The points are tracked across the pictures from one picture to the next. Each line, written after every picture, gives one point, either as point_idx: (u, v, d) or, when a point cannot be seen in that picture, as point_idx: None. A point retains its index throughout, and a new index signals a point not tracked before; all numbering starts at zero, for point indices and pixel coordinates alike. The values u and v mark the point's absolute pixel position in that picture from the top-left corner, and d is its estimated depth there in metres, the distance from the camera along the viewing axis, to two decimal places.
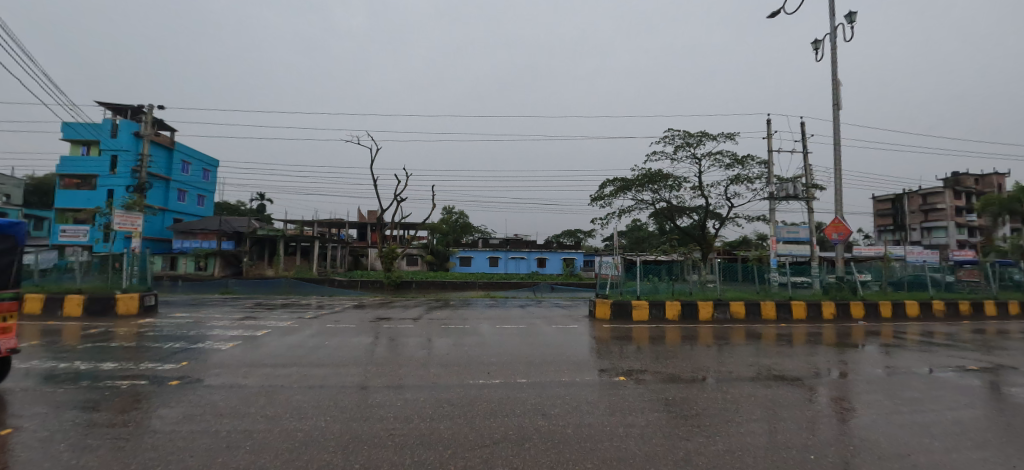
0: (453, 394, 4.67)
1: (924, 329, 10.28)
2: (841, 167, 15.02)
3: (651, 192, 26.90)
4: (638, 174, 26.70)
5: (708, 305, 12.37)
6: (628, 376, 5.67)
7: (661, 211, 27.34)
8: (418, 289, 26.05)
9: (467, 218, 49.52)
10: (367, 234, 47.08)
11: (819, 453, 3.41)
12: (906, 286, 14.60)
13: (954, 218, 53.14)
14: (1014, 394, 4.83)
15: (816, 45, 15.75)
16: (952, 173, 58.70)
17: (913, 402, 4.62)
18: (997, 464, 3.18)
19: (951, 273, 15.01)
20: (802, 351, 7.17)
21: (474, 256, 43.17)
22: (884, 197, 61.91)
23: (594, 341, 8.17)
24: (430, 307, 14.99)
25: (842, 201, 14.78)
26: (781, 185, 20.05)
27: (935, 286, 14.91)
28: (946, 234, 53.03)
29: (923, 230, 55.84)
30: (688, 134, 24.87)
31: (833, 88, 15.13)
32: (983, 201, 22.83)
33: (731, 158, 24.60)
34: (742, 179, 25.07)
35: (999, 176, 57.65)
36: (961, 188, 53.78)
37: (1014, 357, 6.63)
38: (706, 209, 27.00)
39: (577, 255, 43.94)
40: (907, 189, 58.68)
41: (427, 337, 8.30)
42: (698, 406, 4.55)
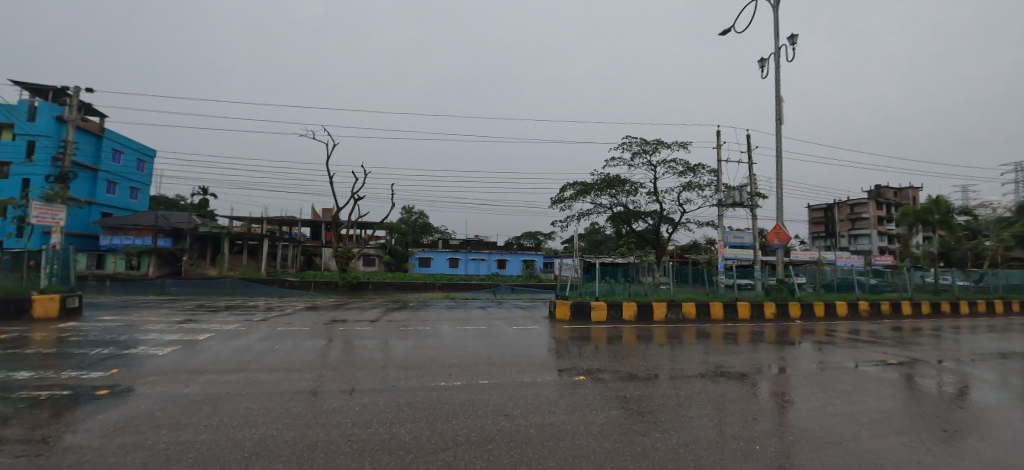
0: (414, 397, 4.56)
1: (853, 327, 11.24)
2: (783, 177, 16.14)
3: (609, 196, 27.71)
4: (598, 178, 27.44)
5: (662, 305, 12.91)
6: (587, 376, 5.78)
7: (618, 214, 28.22)
8: (376, 290, 25.22)
9: (426, 218, 48.76)
10: (321, 233, 45.15)
11: (762, 443, 3.64)
12: (836, 287, 15.96)
13: (877, 227, 59.01)
14: (926, 384, 5.40)
15: (762, 63, 16.89)
16: (875, 185, 65.00)
17: (844, 394, 5.04)
18: (917, 449, 3.53)
19: (873, 276, 16.60)
20: (746, 348, 7.63)
21: (434, 257, 42.57)
22: (818, 206, 67.38)
23: (552, 342, 8.30)
24: (387, 309, 14.59)
25: (782, 209, 15.89)
26: (729, 193, 21.30)
27: (861, 287, 16.41)
28: (869, 241, 58.91)
29: (850, 236, 61.43)
30: (645, 141, 25.86)
31: (776, 103, 16.27)
32: (902, 211, 25.18)
33: (684, 166, 25.79)
34: (694, 186, 26.36)
35: (913, 190, 64.58)
36: (882, 200, 59.75)
37: (925, 351, 7.41)
38: (660, 213, 28.16)
39: (537, 257, 44.30)
40: (838, 200, 64.22)
41: (385, 339, 8.10)
42: (654, 402, 4.73)
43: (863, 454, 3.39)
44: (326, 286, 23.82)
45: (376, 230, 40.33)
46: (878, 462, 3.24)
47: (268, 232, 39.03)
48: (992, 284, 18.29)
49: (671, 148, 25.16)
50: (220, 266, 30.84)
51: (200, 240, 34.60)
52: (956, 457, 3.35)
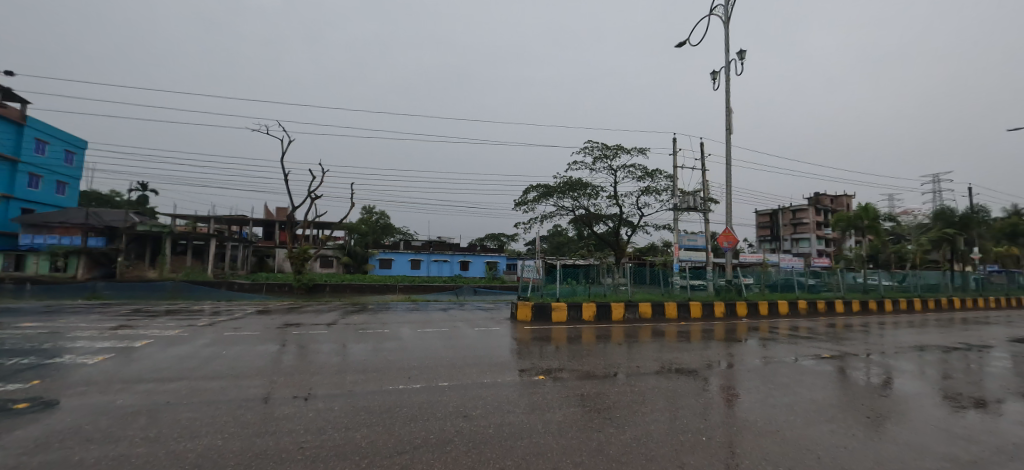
0: (371, 401, 4.44)
1: (793, 324, 12.06)
2: (732, 184, 17.04)
3: (571, 199, 28.26)
4: (560, 181, 27.94)
5: (621, 306, 13.28)
6: (547, 375, 5.84)
7: (580, 217, 28.82)
8: (333, 293, 24.29)
9: (388, 219, 47.83)
10: (275, 233, 43.09)
11: (711, 435, 3.83)
12: (779, 287, 17.01)
13: (816, 231, 63.67)
14: (854, 376, 5.88)
15: (714, 76, 17.78)
16: (814, 193, 70.14)
17: (784, 386, 5.40)
18: (848, 436, 3.83)
19: (812, 277, 17.86)
20: (697, 345, 8.00)
21: (395, 258, 41.71)
22: (765, 211, 71.83)
23: (513, 342, 8.36)
24: (345, 311, 14.16)
25: (732, 214, 16.78)
26: (684, 198, 22.34)
27: (801, 287, 17.57)
28: (809, 244, 63.53)
29: (792, 240, 65.95)
30: (606, 146, 26.59)
31: (726, 114, 17.20)
32: (836, 218, 27.17)
33: (643, 171, 26.75)
34: (651, 190, 27.37)
35: (847, 197, 70.30)
36: (821, 207, 64.58)
37: (854, 345, 8.05)
38: (620, 216, 29.02)
39: (501, 259, 44.42)
40: (782, 206, 68.67)
41: (342, 343, 7.84)
42: (610, 399, 4.86)
43: (800, 440, 3.64)
44: (279, 288, 22.67)
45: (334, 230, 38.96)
46: (812, 448, 3.49)
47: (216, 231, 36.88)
48: (913, 284, 20.13)
49: (630, 154, 26.02)
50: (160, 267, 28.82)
51: (137, 240, 32.21)
52: (879, 442, 3.65)
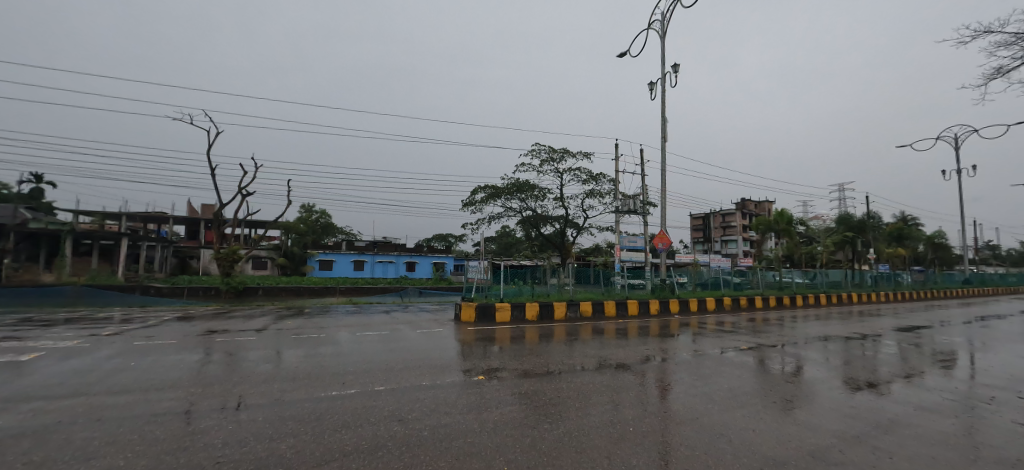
0: (301, 409, 4.23)
1: (718, 319, 13.05)
2: (666, 189, 18.02)
3: (519, 200, 28.66)
4: (508, 183, 28.22)
5: (563, 305, 13.66)
6: (487, 375, 5.89)
7: (527, 218, 29.43)
8: (266, 296, 22.76)
9: (329, 218, 45.88)
10: (200, 232, 39.65)
11: (641, 431, 4.04)
12: (709, 286, 18.30)
13: (742, 234, 69.57)
14: (769, 365, 6.46)
15: (652, 86, 18.74)
16: (741, 198, 76.39)
17: (707, 378, 5.80)
18: (759, 427, 4.23)
19: (737, 276, 19.38)
20: (632, 341, 8.40)
21: (336, 259, 40.15)
22: (698, 214, 77.12)
23: (456, 343, 8.32)
24: (280, 316, 13.36)
25: (666, 217, 17.78)
26: (624, 202, 23.54)
27: (727, 285, 19.02)
28: (735, 246, 69.20)
29: (722, 242, 71.52)
30: (552, 150, 27.23)
31: (663, 123, 18.23)
32: (757, 221, 29.44)
33: (587, 175, 27.71)
34: (596, 194, 28.42)
35: (768, 203, 77.52)
36: (746, 211, 70.59)
37: (769, 337, 8.84)
38: (566, 218, 29.84)
39: (448, 260, 44.21)
40: (714, 210, 74.12)
41: (273, 349, 7.37)
42: (549, 396, 4.98)
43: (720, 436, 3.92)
44: (204, 292, 20.83)
45: (268, 230, 36.35)
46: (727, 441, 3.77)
47: (129, 230, 33.26)
48: (821, 281, 22.49)
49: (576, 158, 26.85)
50: (60, 270, 25.47)
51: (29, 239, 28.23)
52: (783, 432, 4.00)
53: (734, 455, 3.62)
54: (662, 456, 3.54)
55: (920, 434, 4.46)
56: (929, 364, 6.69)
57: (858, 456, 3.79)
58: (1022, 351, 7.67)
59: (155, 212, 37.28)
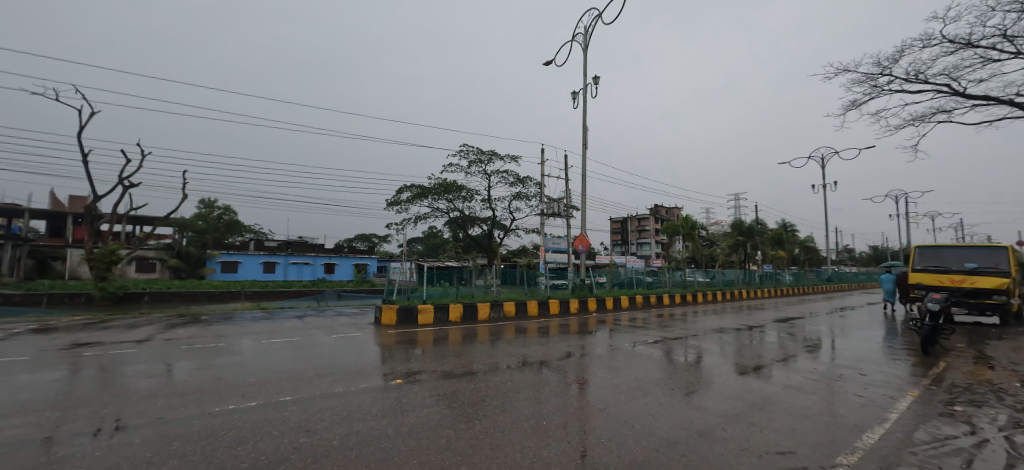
0: (191, 426, 3.83)
1: (631, 316, 14.08)
2: (587, 193, 19.03)
3: (447, 201, 28.84)
4: (435, 184, 28.22)
5: (487, 306, 13.85)
6: (405, 378, 5.82)
7: (455, 220, 29.90)
8: (153, 303, 20.06)
9: (234, 215, 41.85)
10: (68, 229, 33.75)
11: (555, 425, 4.24)
12: (625, 285, 19.71)
13: (655, 237, 76.00)
14: (671, 357, 7.13)
15: (575, 95, 19.67)
16: (655, 205, 83.35)
17: (617, 371, 6.25)
18: (660, 414, 4.65)
19: (650, 275, 21.06)
20: (551, 339, 8.73)
21: (243, 260, 36.60)
22: (617, 219, 82.89)
23: (375, 347, 8.08)
24: (170, 325, 11.87)
25: (586, 220, 18.74)
26: (550, 205, 24.61)
27: (640, 284, 20.63)
28: (649, 248, 75.20)
29: (638, 244, 77.44)
30: (481, 152, 27.57)
31: (585, 131, 19.24)
32: (669, 225, 32.10)
33: (515, 178, 28.45)
34: (522, 196, 29.29)
35: (677, 209, 85.68)
36: (658, 216, 77.26)
37: (671, 331, 9.75)
38: (493, 220, 30.40)
39: (371, 262, 43.05)
40: (631, 214, 79.96)
41: (162, 362, 6.56)
42: (469, 396, 5.06)
43: (624, 428, 4.23)
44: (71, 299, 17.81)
45: (156, 227, 31.70)
46: (632, 433, 4.08)
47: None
48: (718, 279, 25.30)
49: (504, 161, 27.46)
50: None
51: None
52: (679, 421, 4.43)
53: (636, 440, 3.95)
54: (570, 446, 3.75)
55: (788, 409, 5.24)
56: (795, 349, 7.89)
57: (736, 432, 4.35)
58: (864, 336, 9.26)
59: (4, 204, 31.01)
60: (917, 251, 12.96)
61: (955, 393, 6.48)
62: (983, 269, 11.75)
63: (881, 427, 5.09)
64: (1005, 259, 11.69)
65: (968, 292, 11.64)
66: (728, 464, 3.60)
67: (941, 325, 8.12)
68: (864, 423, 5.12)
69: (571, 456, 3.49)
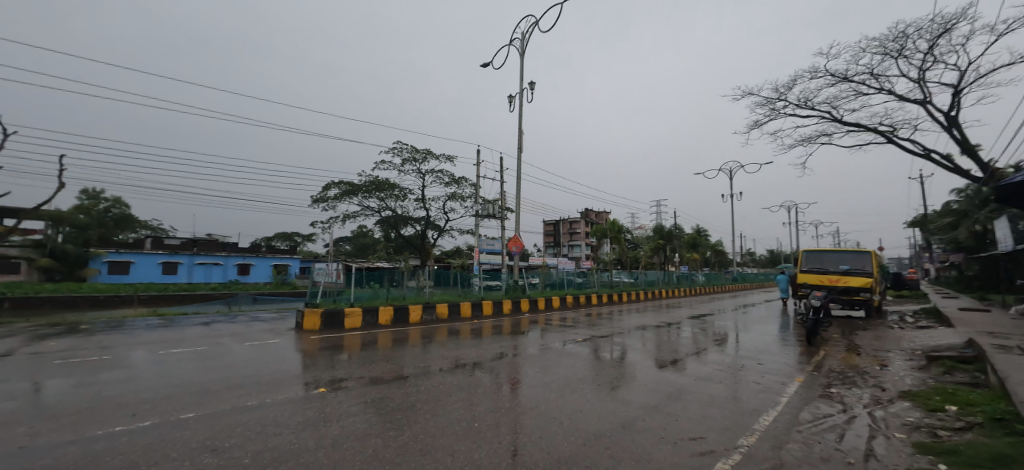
0: (65, 455, 3.30)
1: (561, 316, 14.64)
2: (521, 196, 19.48)
3: (378, 199, 28.49)
4: (366, 181, 27.83)
5: (418, 308, 13.62)
6: (330, 386, 5.53)
7: (386, 219, 29.91)
8: (15, 310, 16.97)
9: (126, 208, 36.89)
10: None
11: (486, 427, 4.29)
12: (556, 285, 20.49)
13: (585, 239, 79.88)
14: (598, 354, 7.52)
15: (511, 98, 20.05)
16: (586, 209, 87.57)
17: (547, 370, 6.45)
18: (586, 409, 4.88)
19: (580, 276, 22.10)
20: (483, 341, 8.79)
21: (137, 260, 32.47)
22: (551, 221, 85.90)
23: (296, 354, 7.57)
24: (38, 336, 10.11)
25: (520, 222, 19.18)
26: (485, 207, 25.01)
27: (571, 284, 21.56)
28: (579, 250, 78.81)
29: (569, 246, 80.86)
30: (415, 151, 27.37)
31: (521, 134, 19.69)
32: (598, 228, 33.80)
33: (450, 178, 28.59)
34: (458, 196, 29.45)
35: (606, 213, 90.93)
36: (588, 220, 81.33)
37: (596, 329, 10.29)
38: (427, 219, 30.28)
39: (293, 262, 40.52)
40: (563, 217, 83.30)
41: (25, 381, 5.58)
42: (399, 402, 4.94)
43: (553, 425, 4.39)
44: None
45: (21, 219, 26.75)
46: (558, 429, 4.25)
47: None
48: (641, 280, 27.21)
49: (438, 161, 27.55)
50: None
51: None
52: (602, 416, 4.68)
53: (564, 436, 4.10)
54: (500, 446, 3.79)
55: (698, 398, 5.77)
56: (705, 343, 8.72)
57: (654, 422, 4.70)
58: (762, 330, 10.46)
59: None
60: (805, 255, 14.85)
61: (831, 377, 7.56)
62: (853, 270, 13.92)
63: (774, 410, 5.77)
64: (868, 261, 13.93)
65: (843, 289, 13.59)
66: (645, 452, 3.87)
67: (822, 317, 9.43)
68: (761, 407, 5.79)
69: (501, 457, 3.54)
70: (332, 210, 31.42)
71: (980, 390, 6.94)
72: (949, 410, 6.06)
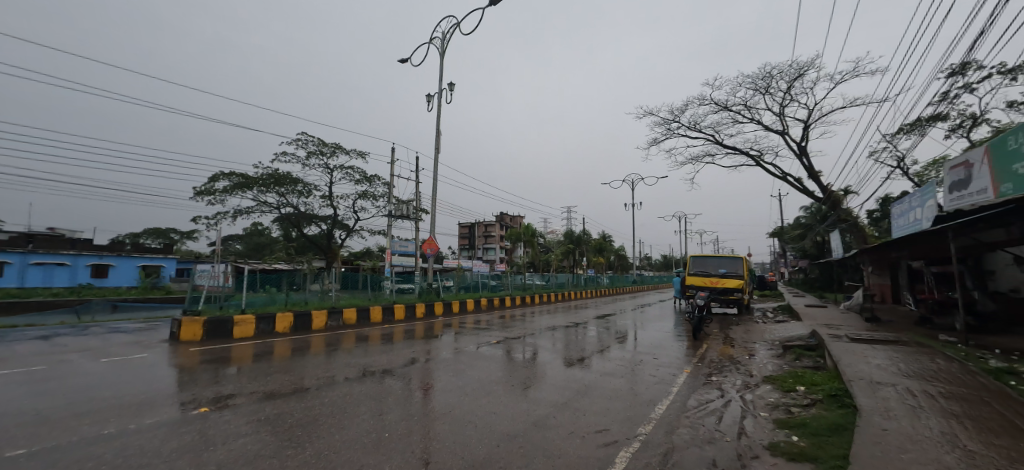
0: None
1: (475, 318, 14.76)
2: (437, 198, 19.37)
3: (277, 194, 26.11)
4: (263, 174, 25.32)
5: (322, 314, 12.72)
6: (215, 405, 4.90)
7: (287, 216, 27.50)
8: None
9: None
10: None
11: (397, 436, 4.18)
12: (471, 288, 20.63)
13: (499, 243, 81.71)
14: (512, 356, 7.68)
15: (429, 98, 19.84)
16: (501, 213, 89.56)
17: (461, 374, 6.44)
18: (501, 411, 4.98)
19: (494, 279, 22.51)
20: (396, 346, 8.48)
21: None
22: (466, 224, 86.36)
23: (171, 371, 6.56)
24: None
25: (435, 224, 19.03)
26: (398, 207, 24.25)
27: (485, 287, 21.88)
28: (494, 253, 80.21)
29: (483, 249, 82.02)
30: (322, 144, 25.65)
31: (437, 135, 19.56)
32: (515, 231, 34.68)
33: (360, 176, 27.38)
34: (369, 194, 28.28)
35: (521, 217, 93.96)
36: (503, 223, 83.30)
37: (509, 331, 10.53)
38: (334, 218, 28.49)
39: (167, 263, 35.54)
40: (479, 220, 84.18)
41: None
42: (298, 417, 4.56)
43: (467, 429, 4.40)
44: None
45: None
46: (473, 434, 4.28)
47: None
48: (551, 282, 28.57)
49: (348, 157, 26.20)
50: None
51: None
52: (515, 417, 4.80)
53: (478, 439, 4.14)
54: (413, 455, 3.70)
55: (602, 392, 6.22)
56: (608, 341, 9.43)
57: (564, 418, 4.97)
58: (653, 327, 11.63)
59: None
60: (692, 259, 16.78)
61: (711, 366, 8.67)
62: (729, 273, 16.10)
63: (667, 399, 6.45)
64: (740, 266, 16.27)
65: (722, 289, 15.70)
66: (555, 447, 4.08)
67: (704, 314, 10.77)
68: (656, 397, 6.43)
69: (413, 466, 3.46)
70: (218, 204, 27.85)
71: (820, 371, 8.52)
72: (798, 390, 7.33)
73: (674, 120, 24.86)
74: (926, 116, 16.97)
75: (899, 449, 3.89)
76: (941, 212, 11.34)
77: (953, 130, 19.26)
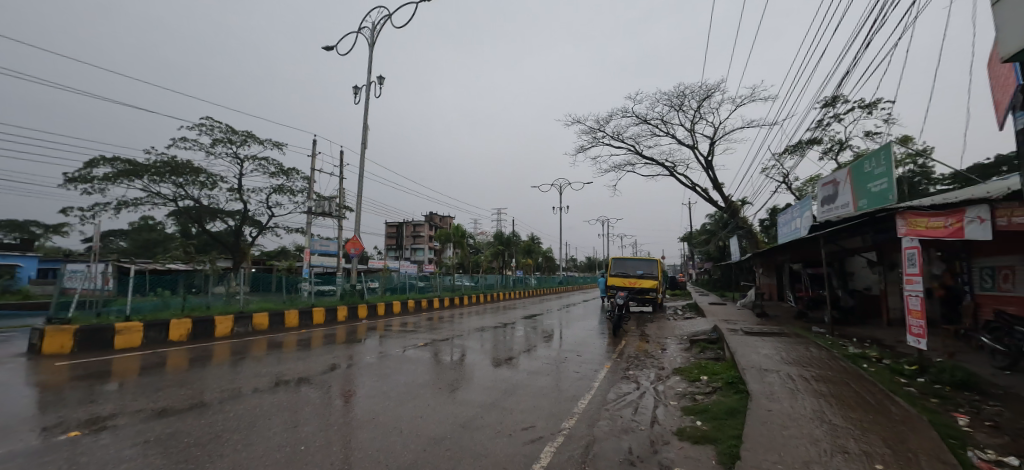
0: None
1: (402, 321, 14.40)
2: (362, 195, 18.60)
3: (173, 185, 23.08)
4: (156, 161, 22.26)
5: (228, 320, 11.56)
6: (89, 428, 4.24)
7: (185, 210, 24.42)
8: None
9: None
10: None
11: (314, 449, 3.93)
12: (398, 289, 20.06)
13: (428, 243, 80.45)
14: (441, 358, 7.63)
15: (357, 90, 18.96)
16: (432, 213, 88.08)
17: (385, 379, 6.25)
18: (428, 414, 4.95)
19: (422, 280, 22.10)
20: (316, 352, 7.99)
21: None
22: (394, 224, 83.64)
23: (28, 391, 5.52)
24: None
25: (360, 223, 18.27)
26: (318, 204, 22.71)
27: (412, 288, 21.40)
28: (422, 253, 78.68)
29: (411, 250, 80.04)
30: (231, 131, 23.26)
31: (365, 129, 18.79)
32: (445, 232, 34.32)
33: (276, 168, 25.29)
34: (286, 189, 26.18)
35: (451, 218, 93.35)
36: (433, 224, 82.18)
37: (436, 333, 10.41)
38: (244, 214, 25.86)
39: (26, 261, 30.23)
40: (408, 220, 82.03)
41: None
42: (198, 435, 4.12)
43: (392, 435, 4.30)
44: None
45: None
46: (398, 440, 4.19)
47: None
48: (480, 283, 28.75)
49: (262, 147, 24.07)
50: None
51: None
52: (442, 420, 4.79)
53: (404, 445, 4.07)
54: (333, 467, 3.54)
55: (528, 390, 6.44)
56: (534, 340, 9.75)
57: (491, 417, 5.07)
58: (575, 325, 12.24)
59: None
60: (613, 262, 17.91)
61: (628, 361, 9.35)
62: (645, 274, 17.45)
63: (589, 394, 6.85)
64: (655, 268, 17.70)
65: (638, 289, 17.00)
66: (482, 447, 4.17)
67: (623, 313, 11.56)
68: (579, 392, 6.81)
69: None
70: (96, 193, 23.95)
71: (719, 362, 9.61)
72: (702, 379, 8.21)
73: (602, 129, 27.26)
74: (805, 140, 19.93)
75: (776, 426, 4.55)
76: (815, 223, 13.37)
77: (825, 153, 22.80)
